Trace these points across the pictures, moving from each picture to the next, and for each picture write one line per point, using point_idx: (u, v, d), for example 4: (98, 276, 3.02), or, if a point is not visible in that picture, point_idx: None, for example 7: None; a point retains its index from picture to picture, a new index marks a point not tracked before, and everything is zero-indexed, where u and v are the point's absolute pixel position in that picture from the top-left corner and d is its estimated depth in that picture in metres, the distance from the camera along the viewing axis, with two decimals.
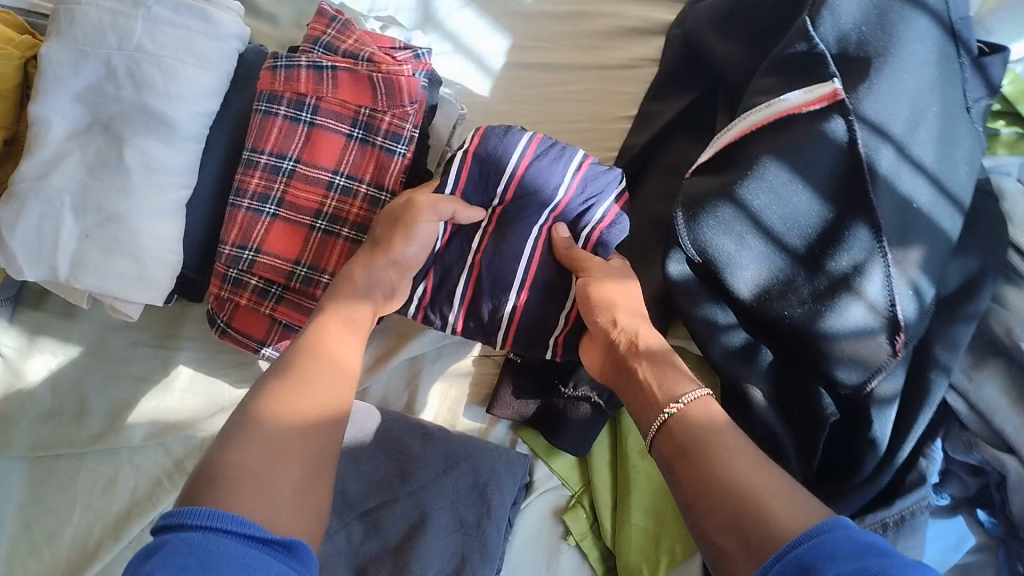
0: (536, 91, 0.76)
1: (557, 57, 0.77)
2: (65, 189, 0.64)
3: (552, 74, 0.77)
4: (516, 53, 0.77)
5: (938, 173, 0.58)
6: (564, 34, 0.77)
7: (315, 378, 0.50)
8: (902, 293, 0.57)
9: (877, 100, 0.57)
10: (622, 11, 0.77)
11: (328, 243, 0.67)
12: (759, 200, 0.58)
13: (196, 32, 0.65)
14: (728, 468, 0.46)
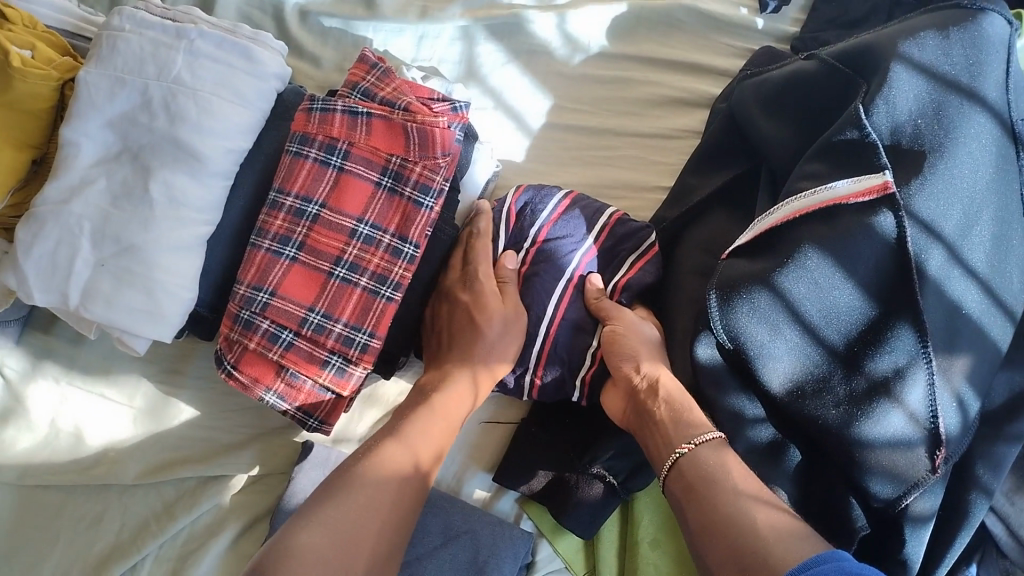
0: (573, 155, 0.74)
1: (599, 121, 0.75)
2: (86, 215, 0.63)
3: (593, 138, 0.75)
4: (556, 114, 0.76)
5: (991, 280, 0.55)
6: (608, 99, 0.76)
7: (385, 467, 0.53)
8: (945, 405, 0.54)
9: (929, 198, 0.54)
10: (668, 82, 0.75)
11: (345, 292, 0.65)
12: (798, 291, 0.55)
13: (236, 69, 0.64)
14: (756, 540, 0.45)
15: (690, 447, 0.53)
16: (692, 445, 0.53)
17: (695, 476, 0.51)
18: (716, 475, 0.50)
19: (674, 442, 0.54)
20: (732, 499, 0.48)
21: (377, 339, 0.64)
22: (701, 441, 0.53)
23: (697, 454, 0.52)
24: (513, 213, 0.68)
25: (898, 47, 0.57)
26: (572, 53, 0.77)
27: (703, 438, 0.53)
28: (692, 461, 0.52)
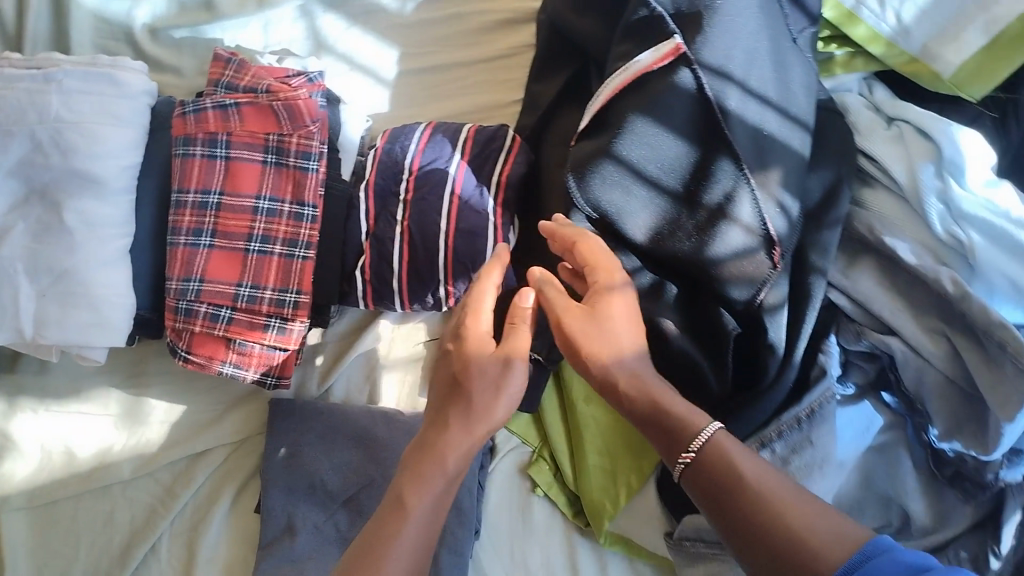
0: (429, 94, 0.85)
1: (444, 58, 0.85)
2: (15, 257, 0.70)
3: (442, 75, 0.85)
4: (405, 62, 0.85)
5: (779, 101, 0.66)
6: (447, 36, 0.85)
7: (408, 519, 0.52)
8: (770, 212, 0.65)
9: (713, 49, 0.65)
10: (493, 8, 0.85)
11: (264, 263, 0.74)
12: (634, 153, 0.66)
13: (108, 95, 0.71)
14: (802, 545, 0.45)
15: (692, 456, 0.52)
16: (694, 451, 0.52)
17: (712, 483, 0.51)
18: (739, 477, 0.50)
19: (675, 452, 0.53)
20: (761, 501, 0.48)
21: (305, 296, 0.74)
22: (702, 444, 0.52)
23: (700, 459, 0.52)
24: (389, 151, 0.79)
25: None
26: (404, 4, 0.85)
27: (700, 442, 0.52)
28: (701, 465, 0.52)
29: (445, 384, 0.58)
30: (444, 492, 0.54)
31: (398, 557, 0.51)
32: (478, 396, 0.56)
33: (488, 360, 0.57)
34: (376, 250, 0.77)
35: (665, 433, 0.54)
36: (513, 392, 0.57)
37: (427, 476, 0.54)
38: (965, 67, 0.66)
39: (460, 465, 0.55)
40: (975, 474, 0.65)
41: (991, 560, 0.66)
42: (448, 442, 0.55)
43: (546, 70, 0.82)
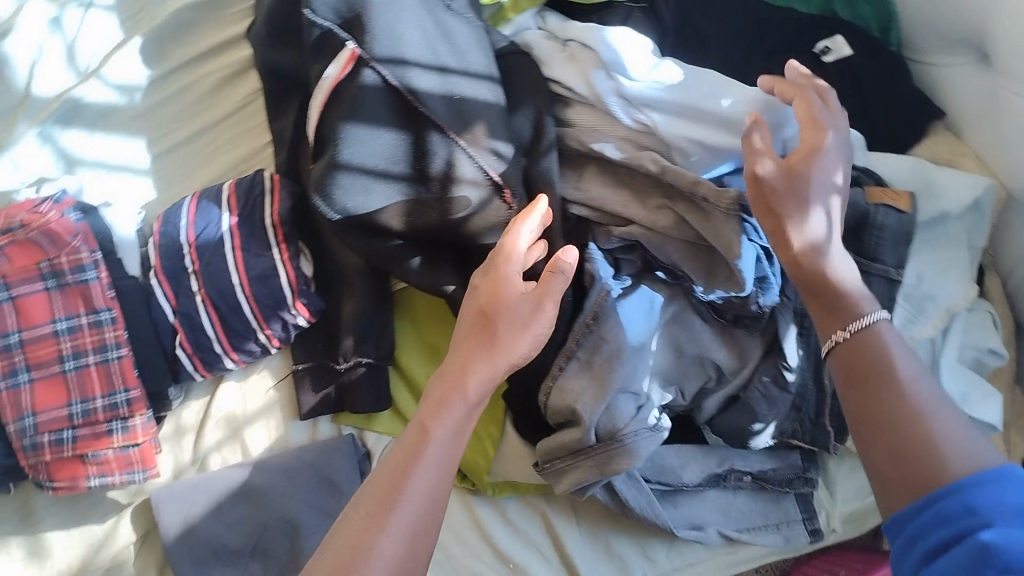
0: (186, 162, 0.94)
1: (185, 128, 0.94)
2: None
3: (189, 142, 0.94)
4: (154, 145, 0.94)
5: (457, 64, 0.74)
6: (181, 109, 0.95)
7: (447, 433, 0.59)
8: (488, 162, 0.72)
9: (382, 43, 0.72)
10: (210, 69, 0.96)
11: (85, 376, 0.80)
12: (358, 157, 0.72)
13: None
14: (929, 444, 0.51)
15: (846, 334, 0.59)
16: (848, 331, 0.59)
17: (860, 362, 0.58)
18: (874, 369, 0.57)
19: (832, 326, 0.60)
20: (900, 397, 0.55)
21: (134, 391, 0.80)
22: (859, 327, 0.59)
23: (851, 340, 0.59)
24: (165, 234, 0.84)
25: None
26: (132, 95, 0.94)
27: (854, 326, 0.59)
28: (851, 345, 0.59)
29: (473, 317, 0.64)
30: (463, 422, 0.60)
31: (424, 475, 0.56)
32: (507, 331, 0.62)
33: (521, 300, 0.63)
34: (187, 325, 0.82)
35: (833, 308, 0.61)
36: (540, 329, 0.63)
37: (447, 408, 0.59)
38: None
39: (480, 392, 0.61)
40: (745, 311, 0.74)
41: (785, 374, 0.74)
42: (473, 370, 0.61)
43: (279, 106, 0.89)
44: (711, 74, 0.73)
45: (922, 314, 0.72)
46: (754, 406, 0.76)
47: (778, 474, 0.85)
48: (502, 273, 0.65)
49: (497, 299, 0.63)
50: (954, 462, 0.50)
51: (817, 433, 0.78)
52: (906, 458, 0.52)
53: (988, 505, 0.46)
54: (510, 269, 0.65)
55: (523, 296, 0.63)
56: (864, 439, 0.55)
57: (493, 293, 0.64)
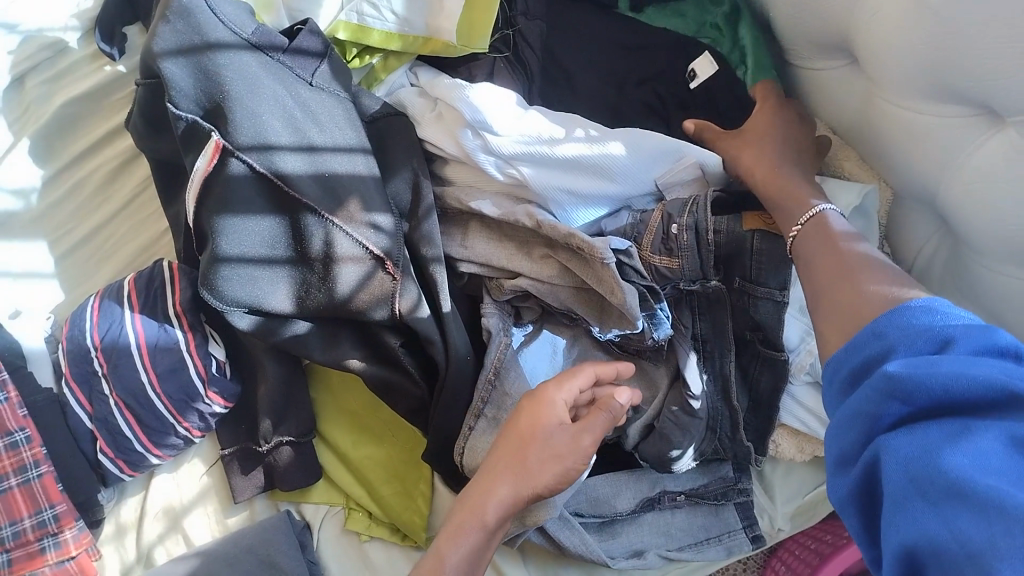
0: (90, 258, 0.94)
1: (85, 224, 0.95)
2: None
3: (91, 238, 0.95)
4: (56, 246, 0.94)
5: (324, 141, 0.74)
6: (79, 206, 0.95)
7: (459, 554, 0.59)
8: (366, 236, 0.73)
9: (245, 131, 0.72)
10: (103, 160, 0.96)
11: (9, 499, 0.81)
12: (236, 249, 0.72)
13: None
14: (862, 299, 0.52)
15: (797, 228, 0.61)
16: (801, 224, 0.61)
17: (810, 246, 0.60)
18: (827, 245, 0.58)
19: (786, 226, 0.63)
20: (842, 266, 0.56)
21: (60, 505, 0.82)
22: (807, 219, 0.61)
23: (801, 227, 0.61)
24: (72, 341, 0.86)
25: (154, 52, 0.74)
26: (29, 198, 0.95)
27: (806, 218, 0.61)
28: (803, 235, 0.61)
29: (510, 440, 0.62)
30: (480, 548, 0.59)
31: None
32: (540, 464, 0.61)
33: (560, 430, 0.62)
34: (106, 430, 0.86)
35: (780, 205, 0.65)
36: (574, 463, 0.62)
37: (465, 534, 0.59)
38: (461, 27, 0.78)
39: (498, 518, 0.60)
40: (644, 345, 0.74)
41: (692, 402, 0.74)
42: (496, 494, 0.61)
43: (171, 193, 0.89)
44: (577, 120, 0.73)
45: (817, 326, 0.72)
46: (667, 435, 0.76)
47: (709, 488, 0.85)
48: (541, 394, 0.63)
49: (539, 423, 0.62)
50: (875, 301, 0.51)
51: (736, 449, 0.79)
52: (844, 317, 0.52)
53: (894, 332, 0.47)
54: (554, 396, 0.63)
55: (564, 428, 0.62)
56: (810, 302, 0.57)
57: (530, 415, 0.63)
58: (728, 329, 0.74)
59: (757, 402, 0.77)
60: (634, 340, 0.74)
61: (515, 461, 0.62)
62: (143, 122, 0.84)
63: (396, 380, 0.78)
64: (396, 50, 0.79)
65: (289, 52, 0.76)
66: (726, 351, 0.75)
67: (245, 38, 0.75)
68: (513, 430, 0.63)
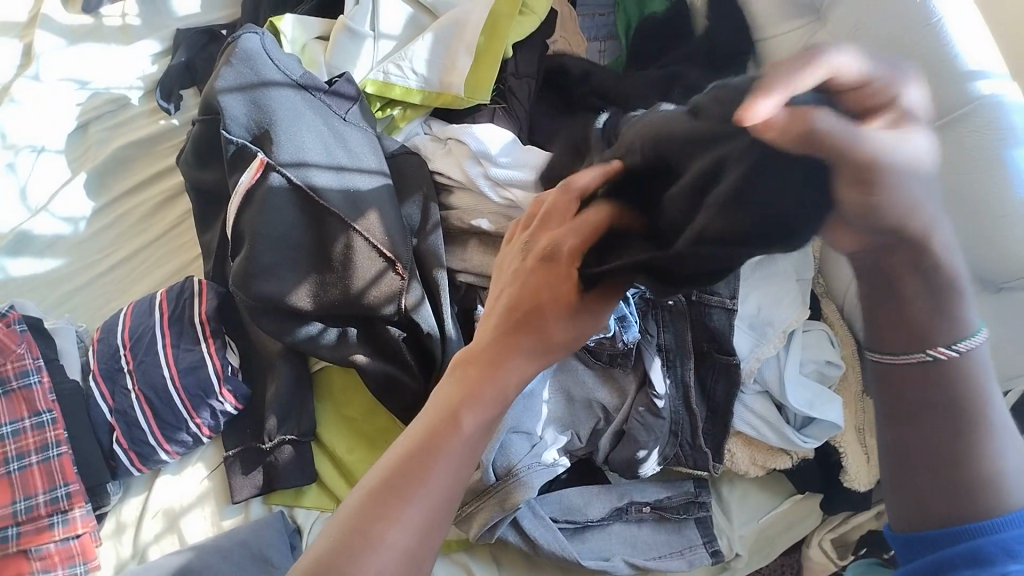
0: (126, 279, 1.05)
1: (125, 249, 1.07)
2: None
3: (130, 263, 1.06)
4: (96, 268, 1.05)
5: (351, 163, 0.88)
6: (121, 233, 1.08)
7: (467, 416, 0.56)
8: (382, 240, 0.85)
9: (287, 150, 0.86)
10: (147, 196, 1.09)
11: (28, 474, 0.89)
12: (268, 247, 0.84)
13: None
14: (980, 484, 0.48)
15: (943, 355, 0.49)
16: None
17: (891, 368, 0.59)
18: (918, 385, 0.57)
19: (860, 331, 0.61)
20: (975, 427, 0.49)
21: (73, 484, 0.89)
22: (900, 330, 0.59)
23: None
24: (105, 340, 0.96)
25: (216, 87, 0.88)
26: (76, 224, 1.07)
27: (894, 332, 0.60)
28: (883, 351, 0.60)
29: (516, 297, 0.60)
30: (495, 412, 0.57)
31: (445, 473, 0.53)
32: (557, 328, 0.59)
33: (573, 289, 0.59)
34: (124, 421, 0.93)
35: (903, 324, 0.50)
36: (587, 322, 0.60)
37: (483, 400, 0.57)
38: (468, 83, 0.94)
39: (514, 389, 0.59)
40: (616, 348, 0.85)
41: (656, 402, 0.85)
42: (514, 361, 0.59)
43: (209, 220, 1.01)
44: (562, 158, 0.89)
45: (764, 339, 0.85)
46: (635, 435, 0.85)
47: (673, 501, 0.92)
48: (555, 276, 0.59)
49: (554, 284, 0.59)
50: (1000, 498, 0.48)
51: (696, 456, 0.88)
52: (944, 481, 0.49)
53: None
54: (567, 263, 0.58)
55: (566, 288, 0.59)
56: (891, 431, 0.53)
57: (535, 297, 0.59)
58: (688, 340, 0.85)
59: (713, 412, 0.87)
60: (607, 344, 0.85)
61: (530, 324, 0.59)
62: (193, 156, 0.98)
63: (396, 377, 0.88)
64: (414, 102, 0.95)
65: (328, 94, 0.92)
66: (686, 359, 0.85)
67: (294, 80, 0.91)
68: (526, 282, 0.60)
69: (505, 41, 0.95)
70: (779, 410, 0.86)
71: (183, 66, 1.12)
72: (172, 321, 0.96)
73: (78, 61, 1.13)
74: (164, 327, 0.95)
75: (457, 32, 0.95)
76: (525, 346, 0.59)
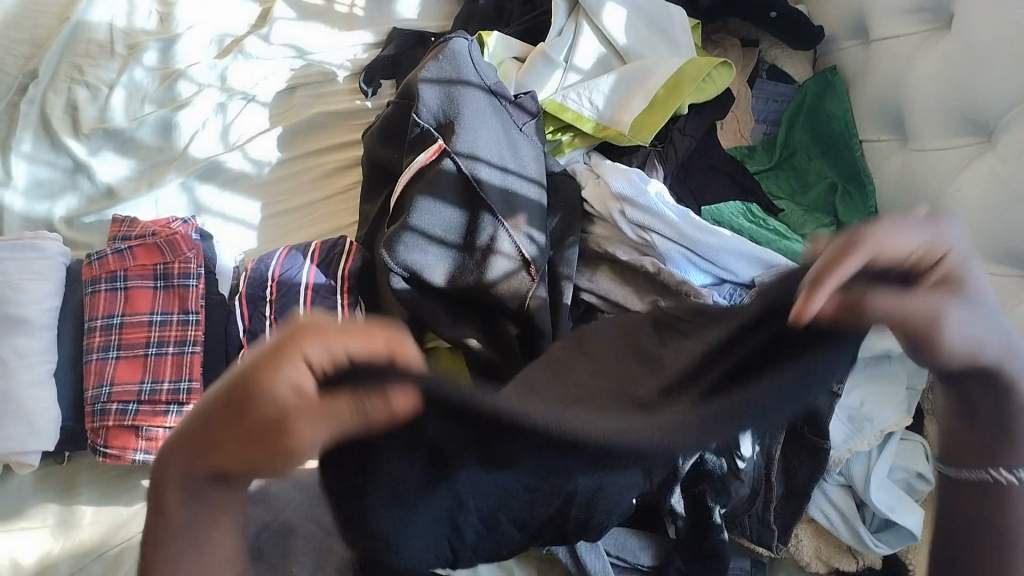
0: (288, 223, 1.17)
1: (293, 199, 1.19)
2: None
3: (295, 210, 1.18)
4: (265, 209, 1.18)
5: (519, 169, 0.97)
6: (295, 185, 1.20)
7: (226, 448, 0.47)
8: (523, 241, 0.92)
9: (464, 140, 0.95)
10: (328, 159, 1.22)
11: (161, 362, 0.99)
12: (423, 222, 0.92)
13: (31, 259, 1.03)
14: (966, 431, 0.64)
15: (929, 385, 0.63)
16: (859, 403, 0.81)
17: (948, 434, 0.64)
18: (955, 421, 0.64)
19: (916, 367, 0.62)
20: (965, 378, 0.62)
21: (196, 382, 0.98)
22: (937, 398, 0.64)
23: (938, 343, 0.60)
24: (254, 270, 1.06)
25: (420, 76, 1.00)
26: (260, 168, 1.20)
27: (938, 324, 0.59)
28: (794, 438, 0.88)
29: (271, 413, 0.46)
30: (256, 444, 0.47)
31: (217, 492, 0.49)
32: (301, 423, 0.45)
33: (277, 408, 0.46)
34: (254, 344, 1.02)
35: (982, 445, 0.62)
36: (346, 424, 0.46)
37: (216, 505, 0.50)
38: (636, 123, 1.01)
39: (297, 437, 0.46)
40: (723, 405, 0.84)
41: (738, 464, 0.84)
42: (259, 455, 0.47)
43: (373, 192, 1.11)
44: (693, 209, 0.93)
45: (859, 434, 0.86)
46: (708, 492, 0.86)
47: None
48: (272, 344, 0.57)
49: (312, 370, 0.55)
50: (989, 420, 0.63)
51: (763, 533, 0.88)
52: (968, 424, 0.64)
53: None
54: (279, 373, 0.45)
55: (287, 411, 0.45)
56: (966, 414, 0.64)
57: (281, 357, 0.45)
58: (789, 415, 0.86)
59: (791, 493, 0.88)
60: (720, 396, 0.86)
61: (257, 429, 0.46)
62: (381, 132, 1.09)
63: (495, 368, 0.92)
64: (582, 128, 1.03)
65: (513, 105, 1.02)
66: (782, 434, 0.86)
67: (486, 85, 1.01)
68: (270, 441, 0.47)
69: (682, 96, 1.01)
70: (857, 507, 0.86)
71: (390, 59, 1.24)
72: (319, 266, 1.05)
73: (306, 36, 1.31)
74: (310, 270, 1.04)
75: (640, 80, 1.03)
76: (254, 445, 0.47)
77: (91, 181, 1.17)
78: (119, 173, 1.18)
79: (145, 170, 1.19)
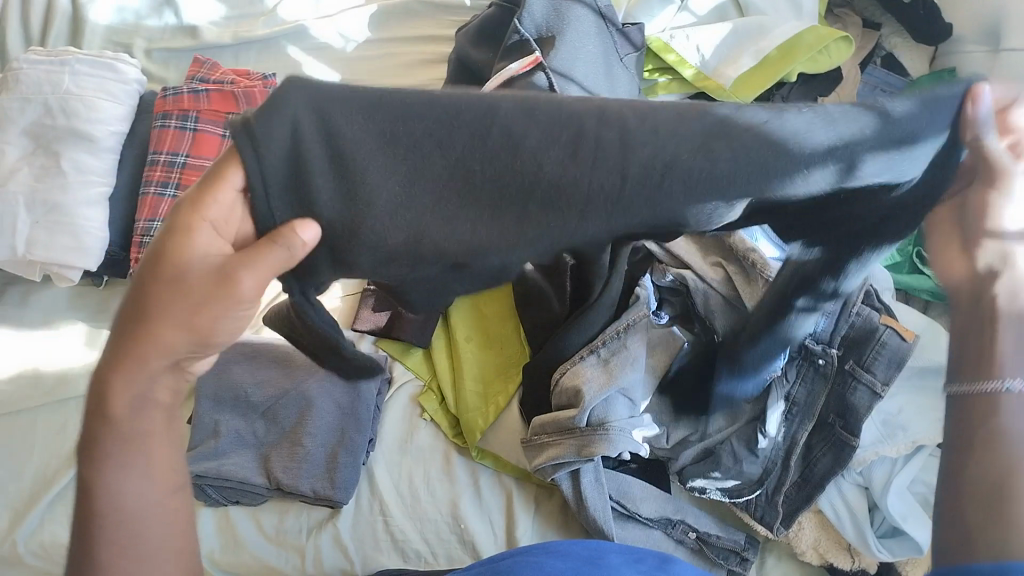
0: None
1: (372, 80, 1.16)
2: (20, 191, 0.96)
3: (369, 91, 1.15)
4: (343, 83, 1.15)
5: (608, 97, 0.93)
6: (377, 68, 1.17)
7: (135, 443, 0.53)
8: None
9: (562, 57, 0.91)
10: (414, 49, 1.18)
11: None
12: None
13: (109, 78, 1.03)
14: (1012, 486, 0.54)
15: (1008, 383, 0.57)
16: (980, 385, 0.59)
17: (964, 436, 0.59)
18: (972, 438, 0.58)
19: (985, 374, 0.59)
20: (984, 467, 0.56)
21: None
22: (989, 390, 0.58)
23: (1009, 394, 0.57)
24: None
25: None
26: (346, 43, 1.18)
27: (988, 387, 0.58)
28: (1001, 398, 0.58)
29: (154, 293, 0.49)
30: (175, 363, 0.51)
31: (131, 436, 0.52)
32: (164, 329, 0.50)
33: (186, 267, 0.49)
34: None
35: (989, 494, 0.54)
36: (204, 251, 0.49)
37: (139, 375, 0.51)
38: (738, 80, 0.97)
39: (184, 337, 0.50)
40: None
41: (758, 440, 0.86)
42: (144, 373, 0.51)
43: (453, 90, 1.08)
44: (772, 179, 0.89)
45: (890, 439, 0.84)
46: (720, 458, 0.88)
47: (720, 540, 0.91)
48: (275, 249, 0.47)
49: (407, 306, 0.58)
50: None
51: (767, 510, 0.89)
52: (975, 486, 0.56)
53: None
54: (190, 235, 0.48)
55: (186, 290, 0.49)
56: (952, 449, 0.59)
57: (168, 250, 0.48)
58: (817, 405, 0.86)
59: (805, 480, 0.87)
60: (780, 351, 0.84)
61: (183, 300, 0.49)
62: (474, 34, 1.07)
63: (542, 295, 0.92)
64: (683, 73, 0.99)
65: (619, 33, 0.98)
66: (805, 420, 0.86)
67: (598, 6, 0.97)
68: (162, 360, 0.51)
69: (793, 62, 0.97)
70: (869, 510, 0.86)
71: None
72: None
73: None
74: None
75: (756, 36, 1.00)
76: (137, 399, 0.52)
77: (177, 17, 1.16)
78: (206, 15, 1.17)
79: (231, 19, 1.18)
